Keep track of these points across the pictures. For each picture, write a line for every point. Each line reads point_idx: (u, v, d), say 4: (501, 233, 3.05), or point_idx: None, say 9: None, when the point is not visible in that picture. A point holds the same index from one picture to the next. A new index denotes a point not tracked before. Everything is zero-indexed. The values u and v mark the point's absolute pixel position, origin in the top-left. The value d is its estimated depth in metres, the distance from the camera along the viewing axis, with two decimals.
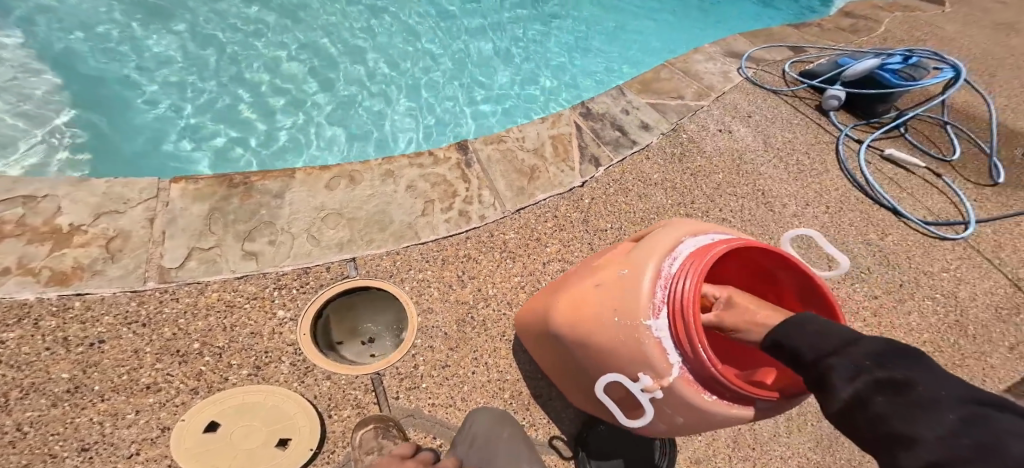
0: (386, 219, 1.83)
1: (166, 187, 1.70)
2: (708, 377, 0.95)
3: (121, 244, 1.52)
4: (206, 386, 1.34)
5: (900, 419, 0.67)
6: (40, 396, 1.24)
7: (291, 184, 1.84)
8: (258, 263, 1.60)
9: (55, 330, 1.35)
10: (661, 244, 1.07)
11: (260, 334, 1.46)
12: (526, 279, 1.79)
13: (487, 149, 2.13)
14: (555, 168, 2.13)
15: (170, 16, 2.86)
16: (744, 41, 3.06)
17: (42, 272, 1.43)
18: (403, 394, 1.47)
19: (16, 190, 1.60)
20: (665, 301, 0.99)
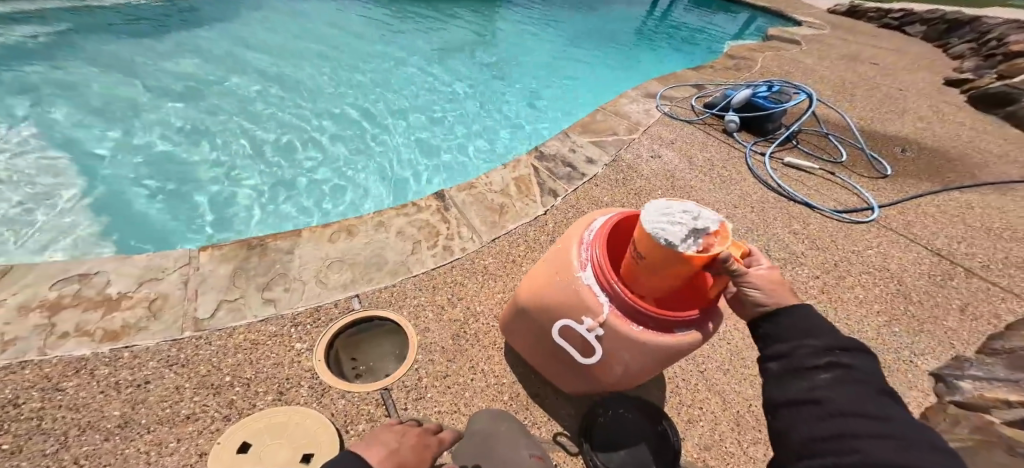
0: (382, 260, 2.21)
1: (196, 255, 2.34)
2: (627, 306, 1.46)
3: (161, 303, 2.11)
4: (237, 413, 1.69)
5: (833, 392, 0.85)
6: (95, 432, 1.63)
7: (299, 241, 2.37)
8: (276, 307, 2.11)
9: (107, 377, 1.81)
10: (579, 230, 1.64)
11: (282, 364, 1.86)
12: (508, 294, 2.11)
13: (461, 195, 2.54)
14: (520, 204, 2.51)
15: (193, 143, 3.72)
16: (656, 85, 3.73)
17: (96, 334, 1.97)
18: (411, 405, 1.75)
19: (72, 269, 2.22)
20: (589, 258, 1.54)
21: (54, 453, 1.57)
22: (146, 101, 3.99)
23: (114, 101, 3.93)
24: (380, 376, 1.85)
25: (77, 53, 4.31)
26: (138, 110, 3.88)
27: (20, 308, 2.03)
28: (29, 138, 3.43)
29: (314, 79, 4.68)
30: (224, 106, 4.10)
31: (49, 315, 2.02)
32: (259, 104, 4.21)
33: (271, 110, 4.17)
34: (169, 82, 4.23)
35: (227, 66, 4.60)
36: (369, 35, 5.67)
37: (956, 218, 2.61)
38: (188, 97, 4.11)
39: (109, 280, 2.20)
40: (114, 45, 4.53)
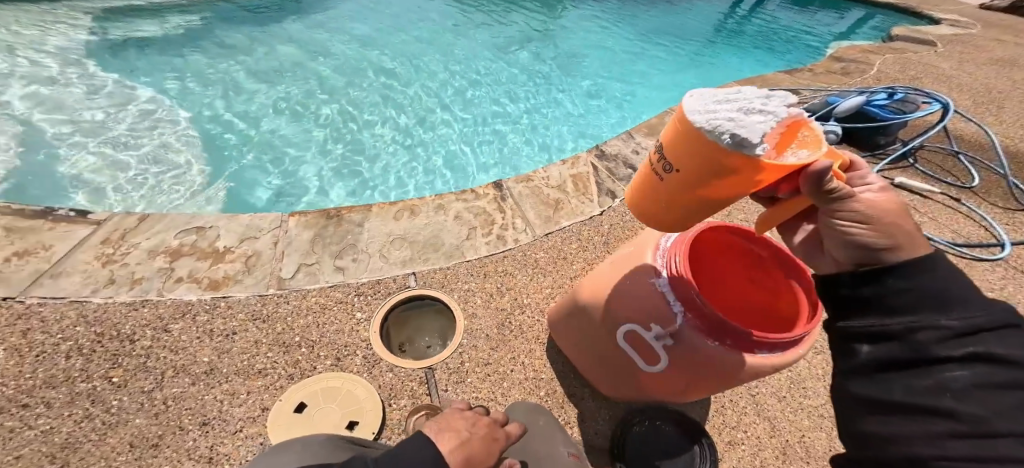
0: (439, 241, 2.33)
1: (286, 220, 2.60)
2: (703, 317, 1.36)
3: (256, 260, 2.41)
4: (300, 373, 1.93)
5: (973, 397, 0.67)
6: (185, 377, 1.97)
7: (368, 217, 2.52)
8: (343, 275, 2.31)
9: (205, 323, 2.17)
10: (655, 236, 1.57)
11: (342, 330, 2.07)
12: (555, 290, 2.15)
13: (518, 187, 2.62)
14: (575, 202, 2.58)
15: (298, 116, 4.19)
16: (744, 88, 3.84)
17: (202, 283, 2.33)
18: (451, 387, 1.85)
19: (194, 223, 2.61)
20: (666, 265, 1.45)
21: (154, 388, 1.93)
22: (261, 75, 4.52)
23: (239, 70, 4.50)
24: (421, 351, 2.02)
25: (214, 27, 4.96)
26: (256, 82, 4.42)
27: (151, 253, 2.45)
28: (174, 103, 4.08)
29: (407, 60, 5.07)
30: (326, 84, 4.56)
31: (170, 261, 2.42)
32: (356, 83, 4.62)
33: (367, 88, 4.59)
34: (284, 57, 4.78)
35: (330, 45, 5.06)
36: (463, 18, 6.03)
37: None
38: (295, 73, 4.62)
39: (218, 234, 2.54)
40: (241, 23, 5.15)
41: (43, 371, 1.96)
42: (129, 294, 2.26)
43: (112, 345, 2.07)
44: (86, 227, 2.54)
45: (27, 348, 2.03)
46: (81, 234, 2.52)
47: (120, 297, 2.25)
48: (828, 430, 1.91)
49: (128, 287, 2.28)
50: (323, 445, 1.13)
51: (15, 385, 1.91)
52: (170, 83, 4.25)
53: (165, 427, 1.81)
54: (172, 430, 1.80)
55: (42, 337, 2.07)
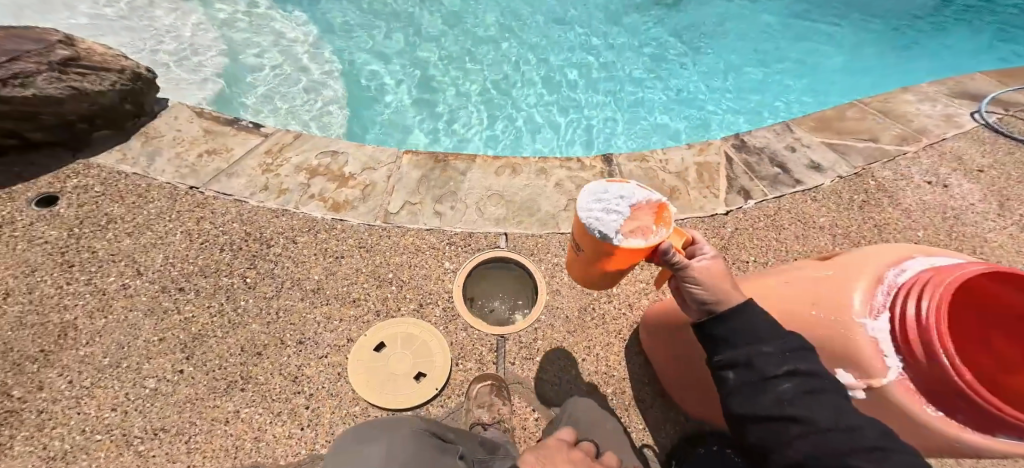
0: (535, 207, 2.29)
1: (401, 157, 2.66)
2: (928, 383, 0.99)
3: (371, 191, 2.55)
4: (386, 312, 2.18)
5: (802, 404, 0.94)
6: (297, 291, 2.29)
7: (472, 167, 2.50)
8: (440, 221, 2.36)
9: (328, 244, 2.41)
10: (877, 266, 1.19)
11: (429, 278, 2.22)
12: (650, 286, 2.07)
13: (630, 165, 2.38)
14: (697, 192, 2.27)
15: (439, 42, 4.19)
16: (990, 83, 3.05)
17: (328, 202, 2.55)
18: (516, 362, 1.98)
19: (330, 147, 2.83)
20: (887, 305, 1.10)
21: (275, 294, 2.29)
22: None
23: None
24: (485, 314, 2.12)
25: None
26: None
27: (296, 167, 2.74)
28: (329, 13, 4.27)
29: None
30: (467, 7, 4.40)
31: (307, 177, 2.68)
32: (497, 9, 4.39)
33: (507, 17, 4.36)
34: None
35: None
36: None
37: None
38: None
39: (347, 160, 2.72)
40: None
41: (203, 259, 2.43)
42: (273, 201, 2.60)
43: (255, 246, 2.45)
44: (257, 138, 2.94)
45: (200, 235, 2.51)
46: (253, 143, 2.93)
47: (267, 204, 2.59)
48: None
49: (274, 195, 2.62)
50: (410, 434, 1.21)
51: (181, 270, 2.40)
52: None
53: (272, 338, 2.18)
54: (275, 342, 2.17)
55: (211, 227, 2.53)
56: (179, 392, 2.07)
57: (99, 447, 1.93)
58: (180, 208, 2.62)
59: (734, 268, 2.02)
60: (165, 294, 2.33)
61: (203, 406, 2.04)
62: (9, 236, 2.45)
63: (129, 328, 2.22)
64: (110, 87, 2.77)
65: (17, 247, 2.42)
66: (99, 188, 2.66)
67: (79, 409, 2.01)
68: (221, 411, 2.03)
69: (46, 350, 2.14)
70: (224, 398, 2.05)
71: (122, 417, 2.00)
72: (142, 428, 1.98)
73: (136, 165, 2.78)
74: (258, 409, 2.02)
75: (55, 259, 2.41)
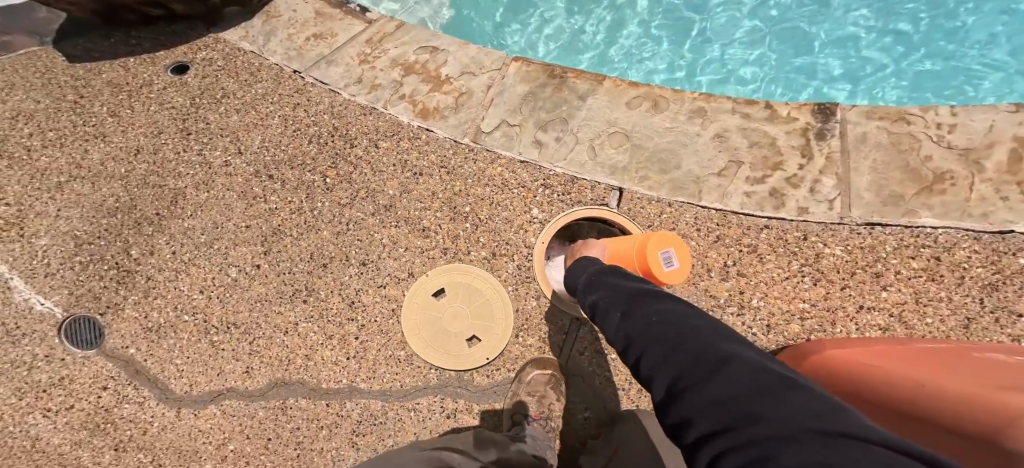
0: (672, 162, 1.66)
1: (508, 65, 2.13)
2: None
3: (465, 101, 2.09)
4: (453, 253, 1.80)
5: (604, 331, 0.96)
6: (368, 204, 1.97)
7: (597, 90, 1.89)
8: (540, 154, 1.85)
9: (414, 158, 2.02)
10: None
11: (510, 223, 1.78)
12: (814, 312, 1.45)
13: (865, 126, 1.57)
14: (987, 189, 1.45)
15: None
16: None
17: (417, 106, 2.14)
18: (587, 352, 1.67)
19: (430, 41, 2.30)
20: None
21: (347, 204, 2.00)
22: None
23: None
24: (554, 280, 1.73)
25: None
26: None
27: (393, 62, 2.28)
28: None
29: None
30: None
31: (402, 74, 2.24)
32: None
33: None
34: None
35: None
36: None
37: None
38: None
39: (446, 60, 2.23)
40: None
41: (291, 148, 2.14)
42: (364, 96, 2.21)
43: (338, 144, 2.12)
44: (362, 25, 2.41)
45: (295, 121, 2.20)
46: (357, 30, 2.41)
47: (358, 98, 2.22)
48: None
49: (366, 88, 2.23)
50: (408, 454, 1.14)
51: (273, 156, 2.13)
52: None
53: (336, 253, 1.92)
54: (339, 258, 1.91)
55: (304, 115, 2.20)
56: (254, 288, 1.93)
57: (184, 328, 1.91)
58: (282, 91, 2.27)
59: (986, 318, 1.39)
60: (257, 179, 2.10)
61: (277, 303, 1.89)
62: (148, 98, 2.27)
63: (223, 209, 2.07)
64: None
65: (151, 109, 2.25)
66: (221, 63, 2.34)
67: (177, 282, 1.97)
68: (285, 319, 1.87)
69: (161, 215, 2.07)
70: (288, 306, 1.88)
71: (206, 302, 1.94)
72: (219, 317, 1.91)
73: (254, 44, 2.38)
74: (314, 327, 1.83)
75: (177, 124, 2.22)
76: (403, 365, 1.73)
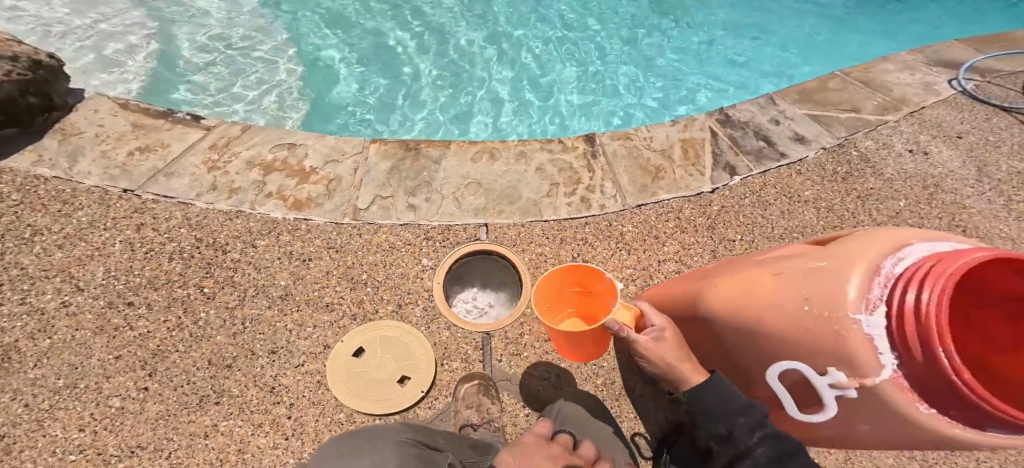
0: (516, 194, 2.17)
1: (367, 147, 2.50)
2: (947, 393, 0.82)
3: (336, 186, 2.39)
4: (362, 314, 1.98)
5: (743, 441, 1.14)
6: (264, 298, 2.08)
7: (447, 153, 2.37)
8: (415, 215, 2.23)
9: (295, 246, 2.22)
10: (889, 239, 1.00)
11: (406, 275, 2.06)
12: (639, 272, 1.84)
13: (614, 144, 2.27)
14: (682, 171, 2.18)
15: (445, 13, 3.72)
16: (963, 48, 2.70)
17: (288, 201, 2.36)
18: (505, 358, 1.81)
19: (285, 139, 2.58)
20: (884, 296, 0.91)
21: (235, 305, 2.06)
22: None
23: None
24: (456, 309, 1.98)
25: None
26: None
27: (248, 164, 2.49)
28: None
29: None
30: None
31: (263, 174, 2.45)
32: None
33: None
34: None
35: None
36: None
37: None
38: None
39: (306, 153, 2.52)
40: None
41: (150, 270, 2.16)
42: (224, 203, 2.36)
43: (207, 253, 2.21)
44: (198, 133, 2.61)
45: (142, 243, 2.23)
46: (194, 138, 2.59)
47: (217, 205, 2.35)
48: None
49: (224, 195, 2.38)
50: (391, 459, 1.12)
51: (126, 283, 2.13)
52: None
53: (239, 349, 1.96)
54: (244, 353, 1.95)
55: (155, 234, 2.26)
56: (148, 410, 1.85)
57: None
58: (115, 214, 2.29)
59: (721, 248, 2.03)
60: (112, 310, 2.06)
61: (178, 421, 1.83)
62: None
63: (79, 348, 1.97)
64: (6, 77, 2.33)
65: None
66: (16, 197, 2.28)
67: (45, 430, 1.80)
68: (200, 425, 1.82)
69: None
70: (200, 412, 1.84)
71: (92, 437, 1.79)
72: (117, 445, 1.78)
73: (56, 167, 2.38)
74: (238, 421, 1.82)
75: None
76: (347, 426, 1.80)
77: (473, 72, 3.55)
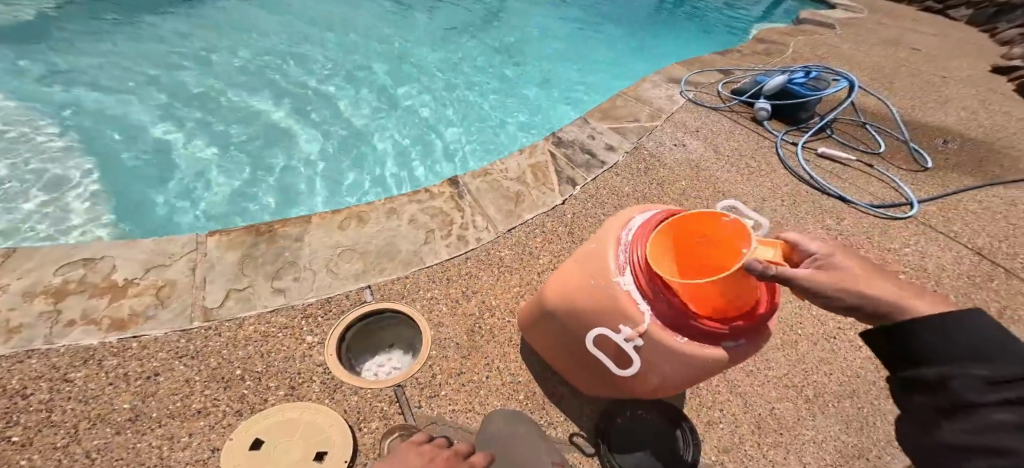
0: (394, 249, 2.05)
1: (204, 241, 2.01)
2: (680, 321, 1.06)
3: (169, 291, 1.82)
4: (248, 408, 1.59)
5: (657, 438, 1.63)
6: (106, 425, 1.51)
7: (309, 228, 2.12)
8: (287, 297, 1.87)
9: (116, 368, 1.63)
10: (621, 218, 1.24)
11: (292, 358, 1.71)
12: (525, 289, 1.94)
13: (476, 181, 2.33)
14: (537, 191, 2.28)
15: (262, 105, 3.57)
16: (681, 69, 3.15)
17: (103, 322, 1.73)
18: (424, 403, 1.64)
19: (75, 254, 1.91)
20: (630, 260, 1.13)
21: (66, 446, 1.45)
22: (158, 69, 3.71)
23: (109, 67, 3.66)
24: (356, 376, 1.71)
25: (79, 17, 4.05)
26: (142, 80, 3.60)
27: (23, 294, 1.76)
28: (28, 109, 3.18)
29: (317, 38, 4.30)
30: (248, 70, 3.83)
31: (53, 302, 1.75)
32: (273, 73, 3.86)
33: (276, 74, 3.85)
34: (167, 46, 3.94)
35: (235, 24, 4.29)
36: None
37: (1000, 215, 2.17)
38: (205, 64, 3.83)
39: None
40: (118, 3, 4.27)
41: None
42: (1, 346, 1.63)
43: None
44: None
45: None
46: None
47: None
48: (793, 400, 1.88)
49: None
50: None
51: None
52: (44, 86, 3.39)
53: None
54: None
55: None
56: None
57: None
58: None
59: None
60: None
61: None
62: None
63: None
64: None
65: None
66: None
67: None
68: None
69: None
70: None
71: None
72: None
73: None
74: None
75: None
76: None
77: (306, 148, 3.33)
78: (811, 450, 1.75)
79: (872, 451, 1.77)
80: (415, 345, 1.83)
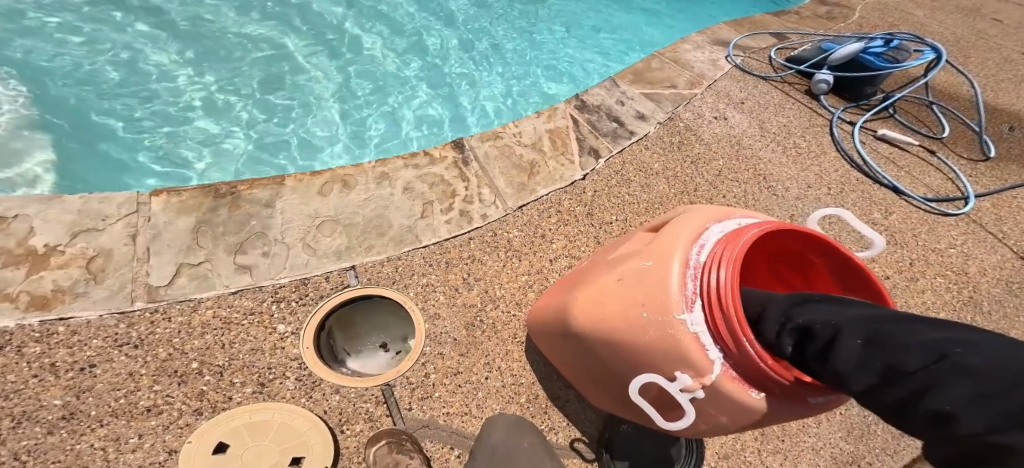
0: (384, 223, 1.75)
1: (147, 201, 1.66)
2: (756, 374, 0.86)
3: (103, 264, 1.49)
4: (208, 406, 1.33)
5: (665, 451, 1.46)
6: (34, 424, 1.22)
7: (282, 192, 1.79)
8: (253, 276, 1.57)
9: (41, 357, 1.33)
10: (688, 231, 1.01)
11: (261, 350, 1.44)
12: (534, 278, 1.71)
13: (485, 145, 2.02)
14: (555, 162, 2.00)
15: (227, 22, 2.97)
16: (729, 30, 2.84)
17: (20, 298, 1.40)
18: (415, 405, 1.42)
19: None
20: (701, 291, 0.91)
21: None
22: None
23: None
24: (338, 370, 1.47)
25: None
26: None
27: None
28: None
29: None
30: None
31: None
32: None
33: None
34: None
35: None
36: None
37: None
38: None
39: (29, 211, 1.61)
40: None
41: None
42: None
43: None
44: None
45: None
46: None
47: None
48: None
49: None
50: None
51: None
52: None
53: None
54: None
55: None
56: None
57: None
58: None
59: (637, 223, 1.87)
60: None
61: None
62: None
63: None
64: None
65: None
66: None
67: None
68: None
69: None
70: None
71: None
72: None
73: None
74: None
75: None
76: None
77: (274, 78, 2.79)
78: (808, 457, 1.64)
79: (866, 459, 1.68)
80: (410, 338, 1.58)
